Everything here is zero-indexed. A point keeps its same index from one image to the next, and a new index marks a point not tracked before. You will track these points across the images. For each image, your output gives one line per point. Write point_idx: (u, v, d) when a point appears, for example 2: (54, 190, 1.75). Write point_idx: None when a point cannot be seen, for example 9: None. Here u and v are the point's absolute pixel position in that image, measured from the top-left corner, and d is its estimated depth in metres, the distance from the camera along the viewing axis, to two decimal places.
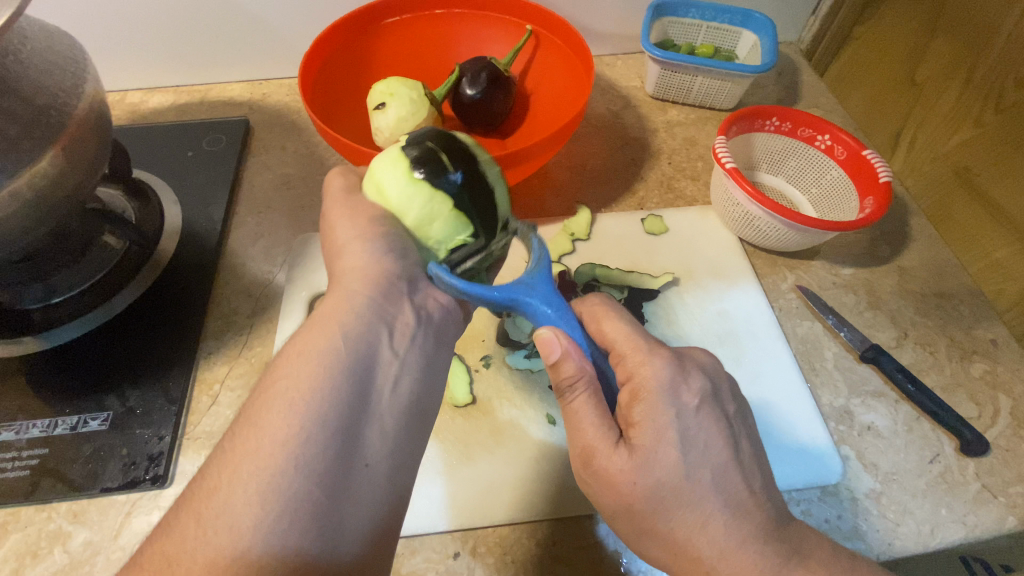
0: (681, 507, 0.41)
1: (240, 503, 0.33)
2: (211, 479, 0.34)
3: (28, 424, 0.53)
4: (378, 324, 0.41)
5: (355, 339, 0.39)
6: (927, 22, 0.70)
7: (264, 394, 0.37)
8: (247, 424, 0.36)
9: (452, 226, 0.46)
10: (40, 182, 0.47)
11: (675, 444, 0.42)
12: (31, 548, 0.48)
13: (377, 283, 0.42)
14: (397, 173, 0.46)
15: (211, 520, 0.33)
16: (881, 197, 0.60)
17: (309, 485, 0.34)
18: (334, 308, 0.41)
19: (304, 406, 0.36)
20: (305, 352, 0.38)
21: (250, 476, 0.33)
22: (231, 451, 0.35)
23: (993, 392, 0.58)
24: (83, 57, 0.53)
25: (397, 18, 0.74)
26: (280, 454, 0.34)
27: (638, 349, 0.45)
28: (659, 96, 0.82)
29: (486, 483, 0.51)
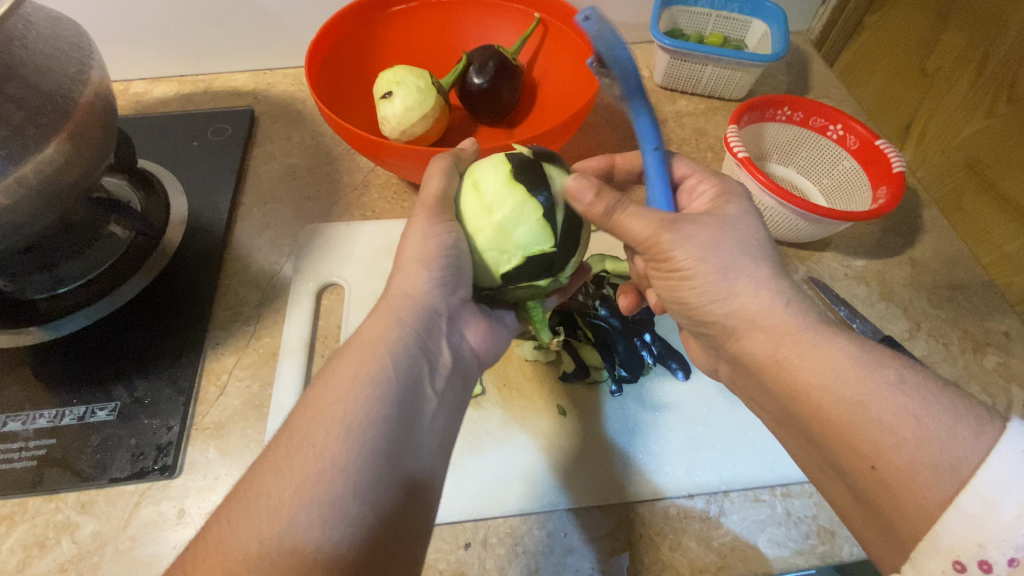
0: (740, 285, 0.41)
1: (303, 523, 0.33)
2: (265, 498, 0.34)
3: (35, 415, 0.52)
4: (422, 357, 0.42)
5: (403, 366, 0.40)
6: (937, 13, 0.69)
7: (315, 417, 0.36)
8: (298, 445, 0.35)
9: (536, 235, 0.45)
10: (46, 169, 0.46)
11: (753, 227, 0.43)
12: (39, 538, 0.48)
13: (420, 315, 0.44)
14: (500, 173, 0.46)
15: (269, 539, 0.32)
16: (895, 186, 0.60)
17: (366, 511, 0.34)
18: (379, 335, 0.41)
19: (358, 431, 0.36)
20: (356, 377, 0.38)
21: (310, 497, 0.33)
22: (285, 471, 0.34)
23: (1007, 384, 0.57)
24: (88, 43, 0.52)
25: (404, 5, 0.72)
26: (344, 480, 0.34)
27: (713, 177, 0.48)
28: (667, 87, 0.81)
29: (498, 475, 0.51)
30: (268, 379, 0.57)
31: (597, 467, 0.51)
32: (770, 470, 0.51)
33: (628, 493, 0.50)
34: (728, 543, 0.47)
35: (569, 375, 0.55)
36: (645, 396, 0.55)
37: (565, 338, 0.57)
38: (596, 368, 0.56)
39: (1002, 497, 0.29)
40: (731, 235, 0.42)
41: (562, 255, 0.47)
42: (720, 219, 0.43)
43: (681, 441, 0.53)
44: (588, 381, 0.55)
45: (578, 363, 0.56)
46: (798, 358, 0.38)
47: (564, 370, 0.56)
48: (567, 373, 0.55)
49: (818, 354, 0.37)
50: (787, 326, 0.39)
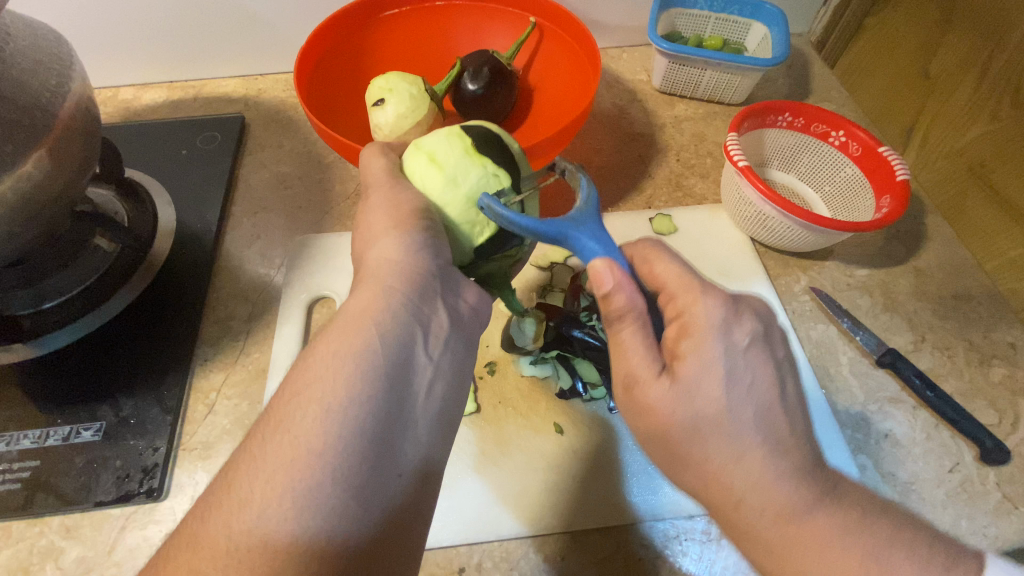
0: (709, 449, 0.38)
1: (275, 514, 0.32)
2: (241, 488, 0.33)
3: (19, 436, 0.51)
4: (414, 325, 0.39)
5: (391, 341, 0.38)
6: (942, 14, 0.67)
7: (293, 398, 0.35)
8: (280, 435, 0.34)
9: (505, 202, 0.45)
10: (24, 187, 0.45)
11: (721, 377, 0.38)
12: (23, 564, 0.47)
13: (411, 280, 0.40)
14: (458, 146, 0.46)
15: (237, 532, 0.32)
16: (898, 196, 0.58)
17: (343, 496, 0.33)
18: (365, 304, 0.39)
19: (340, 412, 0.34)
20: (338, 353, 0.36)
21: (283, 480, 0.32)
22: (261, 457, 0.34)
23: (1014, 398, 0.56)
24: (70, 53, 0.51)
25: (396, 10, 0.71)
26: (319, 465, 0.33)
27: (687, 287, 0.41)
28: (666, 91, 0.80)
29: (495, 496, 0.49)
30: (259, 398, 0.55)
31: (596, 484, 0.50)
32: None
33: (628, 514, 0.48)
34: (730, 568, 0.46)
35: (566, 392, 0.54)
36: None
37: (562, 353, 0.55)
38: (594, 385, 0.55)
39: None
40: (689, 406, 0.38)
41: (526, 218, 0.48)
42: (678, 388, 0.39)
43: None
44: (586, 398, 0.54)
45: (576, 380, 0.55)
46: (750, 523, 0.37)
47: (562, 388, 0.55)
48: (564, 391, 0.54)
49: (781, 522, 0.36)
50: (744, 485, 0.37)
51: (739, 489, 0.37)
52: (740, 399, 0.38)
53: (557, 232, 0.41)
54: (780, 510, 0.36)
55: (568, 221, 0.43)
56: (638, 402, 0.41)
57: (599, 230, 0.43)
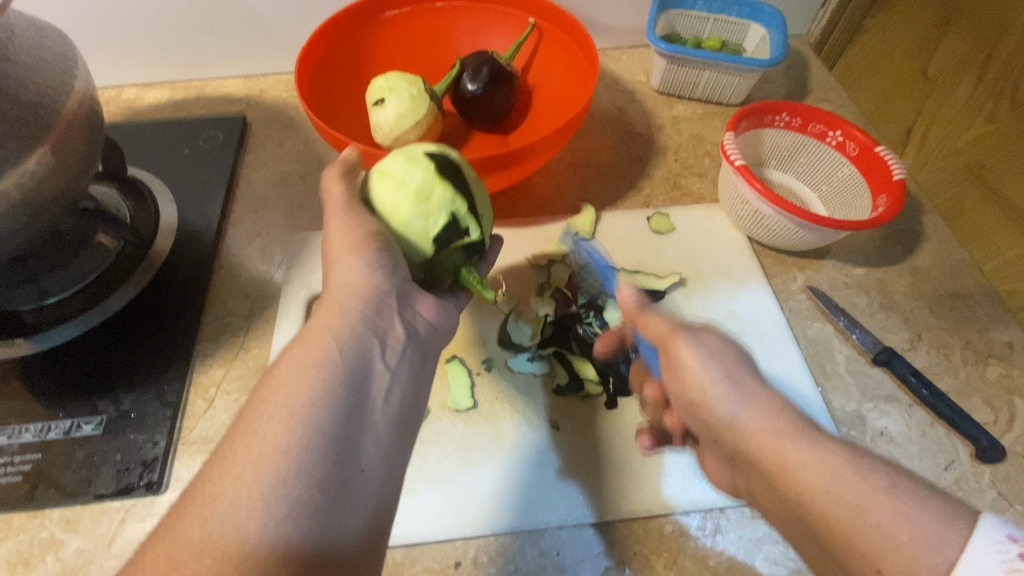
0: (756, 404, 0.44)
1: (244, 505, 0.32)
2: (212, 485, 0.33)
3: (21, 429, 0.51)
4: (371, 336, 0.41)
5: (350, 350, 0.39)
6: (938, 23, 0.72)
7: (259, 404, 0.36)
8: (247, 437, 0.35)
9: (451, 192, 0.47)
10: (28, 182, 0.46)
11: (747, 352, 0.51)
12: (23, 556, 0.47)
13: (368, 298, 0.42)
14: (399, 156, 0.48)
15: (211, 523, 0.32)
16: (895, 195, 0.58)
17: (311, 489, 0.33)
18: (326, 319, 0.41)
19: (304, 411, 0.36)
20: (301, 362, 0.38)
21: (251, 476, 0.33)
22: (231, 457, 0.34)
23: (1010, 397, 0.56)
24: (74, 52, 0.51)
25: (397, 11, 0.72)
26: (284, 459, 0.33)
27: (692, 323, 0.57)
28: (665, 91, 0.80)
29: (487, 492, 0.50)
30: None
31: (581, 480, 0.50)
32: None
33: (620, 509, 0.49)
34: (725, 563, 0.47)
35: (563, 389, 0.55)
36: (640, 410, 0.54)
37: (558, 350, 0.57)
38: (590, 382, 0.55)
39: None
40: (732, 353, 0.48)
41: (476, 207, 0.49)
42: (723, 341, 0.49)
43: (677, 456, 0.52)
44: (582, 394, 0.55)
45: (573, 376, 0.55)
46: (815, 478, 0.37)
47: (558, 384, 0.55)
48: (561, 387, 0.55)
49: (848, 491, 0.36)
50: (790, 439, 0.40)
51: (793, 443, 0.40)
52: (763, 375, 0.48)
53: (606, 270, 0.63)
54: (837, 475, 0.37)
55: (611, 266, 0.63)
56: (681, 349, 0.49)
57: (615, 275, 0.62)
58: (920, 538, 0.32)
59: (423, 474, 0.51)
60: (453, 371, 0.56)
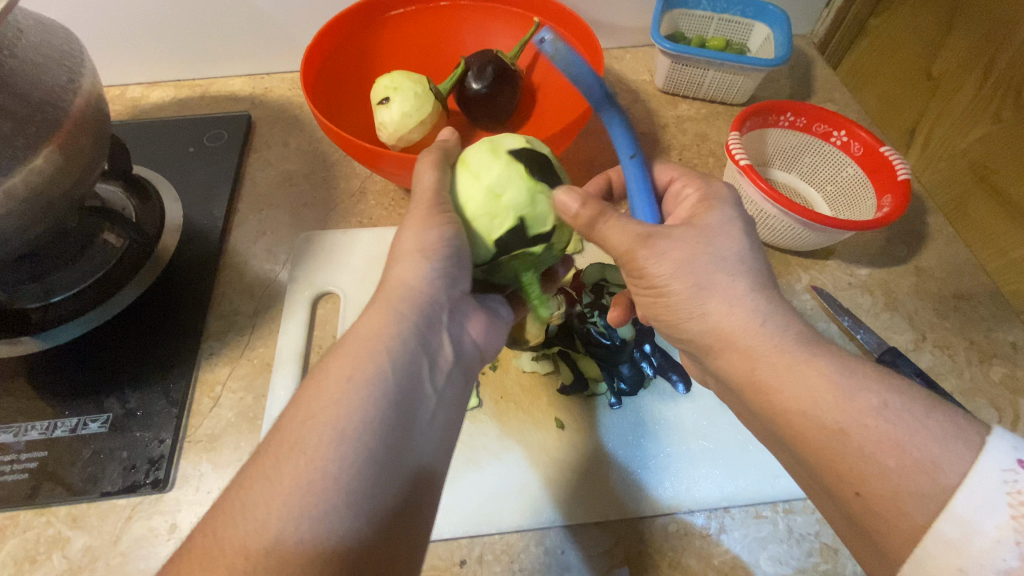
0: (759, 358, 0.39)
1: (290, 535, 0.31)
2: (255, 509, 0.32)
3: (27, 427, 0.52)
4: (421, 354, 0.40)
5: (401, 369, 0.38)
6: (945, 15, 0.67)
7: (306, 423, 0.35)
8: (293, 453, 0.34)
9: (526, 195, 0.45)
10: (36, 181, 0.46)
11: (742, 234, 0.44)
12: (29, 553, 0.47)
13: (420, 309, 0.42)
14: (482, 149, 0.47)
15: (254, 553, 0.31)
16: (899, 195, 0.58)
17: (359, 519, 0.33)
18: (374, 329, 0.40)
19: (355, 436, 0.35)
20: (350, 380, 0.36)
21: (298, 504, 0.32)
22: (274, 480, 0.33)
23: (1014, 397, 0.56)
24: (81, 50, 0.52)
25: (402, 10, 0.72)
26: (336, 489, 0.33)
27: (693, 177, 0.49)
28: (669, 91, 0.80)
29: (495, 491, 0.50)
30: (263, 392, 0.56)
31: (617, 492, 0.50)
32: (774, 486, 0.50)
33: (626, 509, 0.49)
34: (728, 562, 0.47)
35: (568, 388, 0.55)
36: (645, 410, 0.54)
37: (563, 349, 0.56)
38: (595, 381, 0.55)
39: (982, 520, 0.29)
40: (709, 249, 0.42)
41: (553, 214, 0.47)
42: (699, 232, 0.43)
43: (680, 455, 0.52)
44: (587, 393, 0.55)
45: (578, 376, 0.55)
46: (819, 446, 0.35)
47: (562, 383, 0.55)
48: (565, 386, 0.55)
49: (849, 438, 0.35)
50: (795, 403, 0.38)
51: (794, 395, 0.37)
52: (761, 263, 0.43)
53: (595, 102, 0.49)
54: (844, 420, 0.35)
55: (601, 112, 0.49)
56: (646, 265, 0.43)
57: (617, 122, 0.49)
58: (907, 461, 0.33)
59: None
60: None
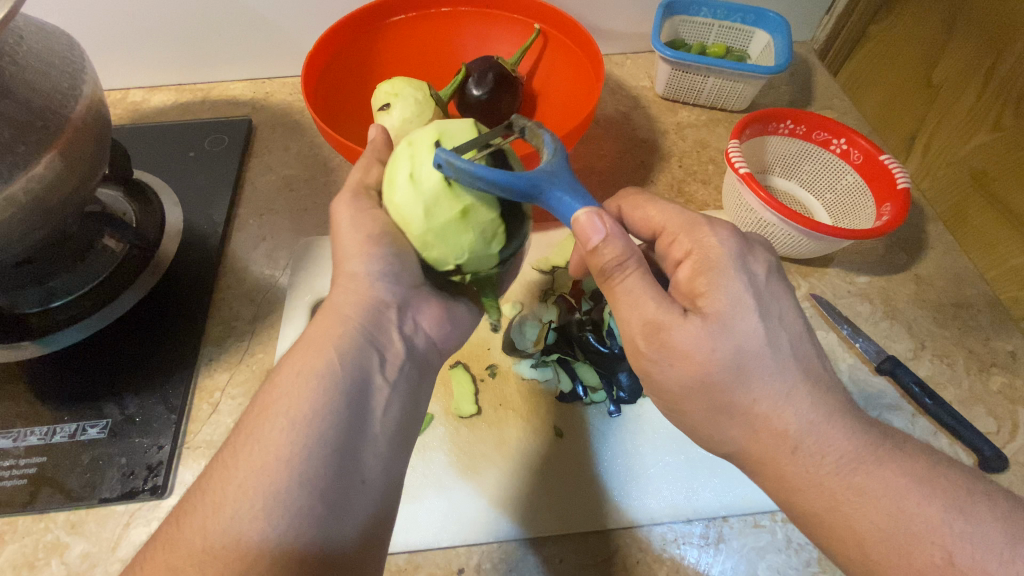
0: (761, 376, 0.38)
1: (246, 515, 0.33)
2: (214, 493, 0.35)
3: (26, 432, 0.52)
4: (371, 347, 0.43)
5: (350, 360, 0.40)
6: (945, 23, 0.68)
7: (261, 413, 0.37)
8: (251, 446, 0.36)
9: (417, 244, 0.43)
10: (36, 187, 0.46)
11: (753, 310, 0.39)
12: (28, 559, 0.48)
13: (368, 308, 0.44)
14: (387, 178, 0.45)
15: (211, 533, 0.33)
16: (899, 204, 0.59)
17: (312, 501, 0.35)
18: (325, 329, 0.42)
19: (307, 422, 0.36)
20: (302, 372, 0.38)
21: (254, 487, 0.34)
22: (232, 467, 0.35)
23: (1013, 407, 0.56)
24: (82, 57, 0.52)
25: (403, 16, 0.72)
26: (286, 471, 0.34)
27: (691, 226, 0.44)
28: (669, 98, 0.81)
29: (492, 498, 0.50)
30: None
31: (587, 489, 0.50)
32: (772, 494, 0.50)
33: (623, 519, 0.49)
34: (727, 572, 0.47)
35: (567, 395, 0.55)
36: (644, 419, 0.54)
37: (563, 356, 0.57)
38: (594, 389, 0.55)
39: None
40: (726, 345, 0.38)
41: (450, 254, 0.43)
42: (709, 321, 0.39)
43: (680, 464, 0.52)
44: (586, 401, 0.55)
45: (576, 382, 0.55)
46: None
47: (562, 391, 0.55)
48: (565, 393, 0.55)
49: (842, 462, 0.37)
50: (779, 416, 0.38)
51: (794, 433, 0.38)
52: (773, 332, 0.39)
53: (528, 185, 0.39)
54: (845, 451, 0.37)
55: (540, 172, 0.39)
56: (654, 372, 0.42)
57: (575, 180, 0.41)
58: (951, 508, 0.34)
59: (426, 480, 0.51)
60: (455, 378, 0.56)
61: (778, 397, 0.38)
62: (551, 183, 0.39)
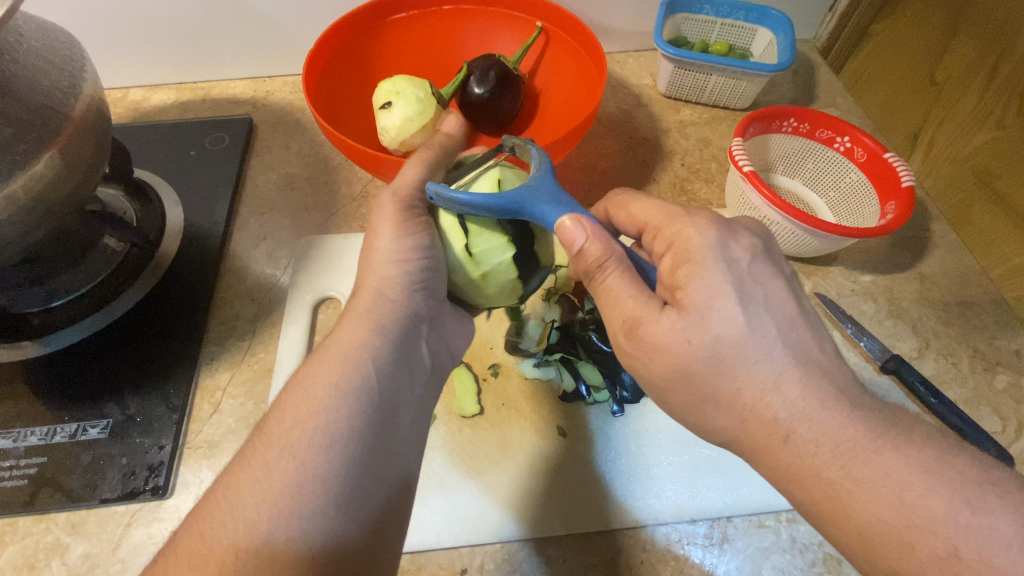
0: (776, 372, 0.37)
1: (281, 536, 0.33)
2: (242, 510, 0.34)
3: (27, 432, 0.51)
4: (404, 361, 0.42)
5: (384, 375, 0.40)
6: (949, 20, 0.67)
7: (294, 430, 0.36)
8: (272, 455, 0.36)
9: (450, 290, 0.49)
10: (36, 187, 0.45)
11: (732, 297, 0.38)
12: (29, 559, 0.47)
13: (400, 318, 0.43)
14: None
15: (244, 552, 0.32)
16: (903, 202, 0.58)
17: (346, 519, 0.35)
18: (357, 337, 0.41)
19: (342, 441, 0.36)
20: (337, 386, 0.38)
21: (288, 506, 0.34)
22: (263, 483, 0.34)
23: (1018, 406, 0.56)
24: (82, 55, 0.51)
25: (405, 14, 0.72)
26: (324, 492, 0.34)
27: (674, 216, 0.43)
28: (671, 96, 0.80)
29: (499, 500, 0.50)
30: (263, 397, 0.56)
31: (596, 491, 0.50)
32: (777, 495, 0.50)
33: (628, 519, 0.49)
34: (732, 572, 0.46)
35: (570, 395, 0.55)
36: (648, 418, 0.54)
37: (565, 356, 0.56)
38: (597, 388, 0.55)
39: None
40: (703, 334, 0.37)
41: (479, 299, 0.49)
42: (683, 312, 0.38)
43: (684, 463, 0.51)
44: (589, 401, 0.55)
45: (579, 382, 0.55)
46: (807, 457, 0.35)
47: (565, 390, 0.55)
48: (567, 393, 0.55)
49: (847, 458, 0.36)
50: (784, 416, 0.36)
51: (785, 421, 0.36)
52: (756, 319, 0.38)
53: (512, 203, 0.41)
54: (840, 437, 0.35)
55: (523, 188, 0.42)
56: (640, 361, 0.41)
57: (558, 189, 0.43)
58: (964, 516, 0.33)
59: (429, 481, 0.51)
60: (458, 378, 0.55)
61: (774, 390, 0.37)
62: (535, 196, 0.42)
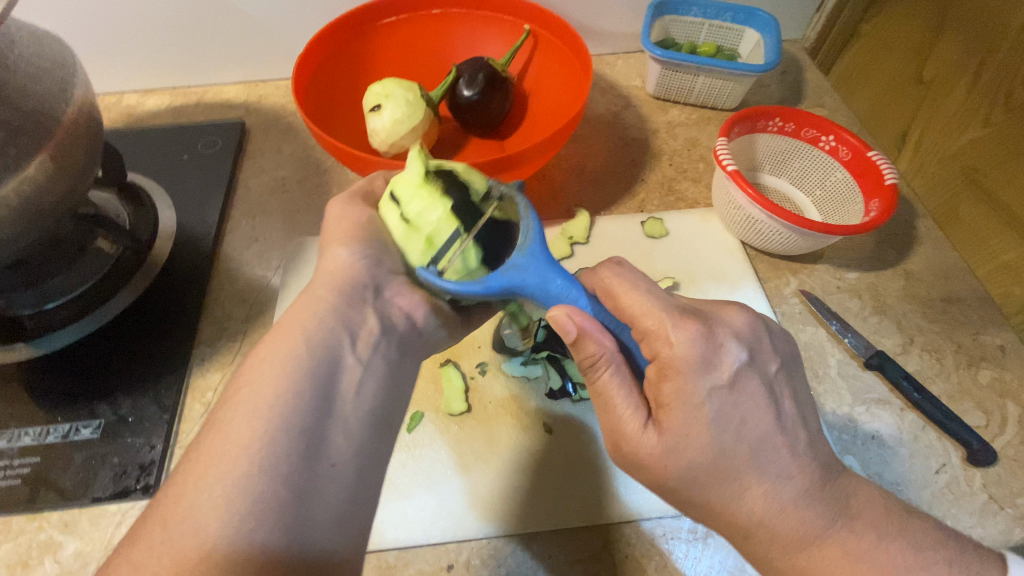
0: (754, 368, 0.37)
1: (206, 504, 0.33)
2: (175, 485, 0.35)
3: (20, 432, 0.52)
4: (341, 330, 0.43)
5: (317, 347, 0.41)
6: (934, 21, 0.68)
7: (226, 402, 0.38)
8: (205, 429, 0.37)
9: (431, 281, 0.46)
10: (27, 190, 0.46)
11: (709, 426, 0.37)
12: (21, 558, 0.48)
13: (340, 288, 0.45)
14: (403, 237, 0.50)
15: (171, 525, 0.33)
16: (886, 200, 0.59)
17: (274, 485, 0.34)
18: (298, 315, 0.43)
19: (270, 409, 0.37)
20: (266, 359, 0.39)
21: (211, 473, 0.34)
22: (195, 457, 0.35)
23: (1002, 400, 0.56)
24: (73, 60, 0.52)
25: (394, 18, 0.72)
26: (245, 457, 0.34)
27: (660, 318, 0.39)
28: (660, 97, 0.81)
29: (475, 496, 0.50)
30: None
31: (577, 485, 0.51)
32: None
33: (614, 513, 0.49)
34: (716, 565, 0.47)
35: (556, 392, 0.55)
36: None
37: (552, 353, 0.57)
38: (583, 385, 0.56)
39: None
40: (678, 463, 0.38)
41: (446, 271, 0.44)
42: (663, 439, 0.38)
43: None
44: (575, 398, 0.55)
45: (565, 379, 0.56)
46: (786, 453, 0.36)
47: (552, 388, 0.56)
48: (554, 390, 0.55)
49: None
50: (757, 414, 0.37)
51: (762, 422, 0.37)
52: (730, 442, 0.37)
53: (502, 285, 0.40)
54: None
55: (512, 269, 0.40)
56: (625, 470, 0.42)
57: (548, 267, 0.41)
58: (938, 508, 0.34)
59: (416, 477, 0.51)
60: (446, 376, 0.56)
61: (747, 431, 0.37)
62: (524, 277, 0.40)
